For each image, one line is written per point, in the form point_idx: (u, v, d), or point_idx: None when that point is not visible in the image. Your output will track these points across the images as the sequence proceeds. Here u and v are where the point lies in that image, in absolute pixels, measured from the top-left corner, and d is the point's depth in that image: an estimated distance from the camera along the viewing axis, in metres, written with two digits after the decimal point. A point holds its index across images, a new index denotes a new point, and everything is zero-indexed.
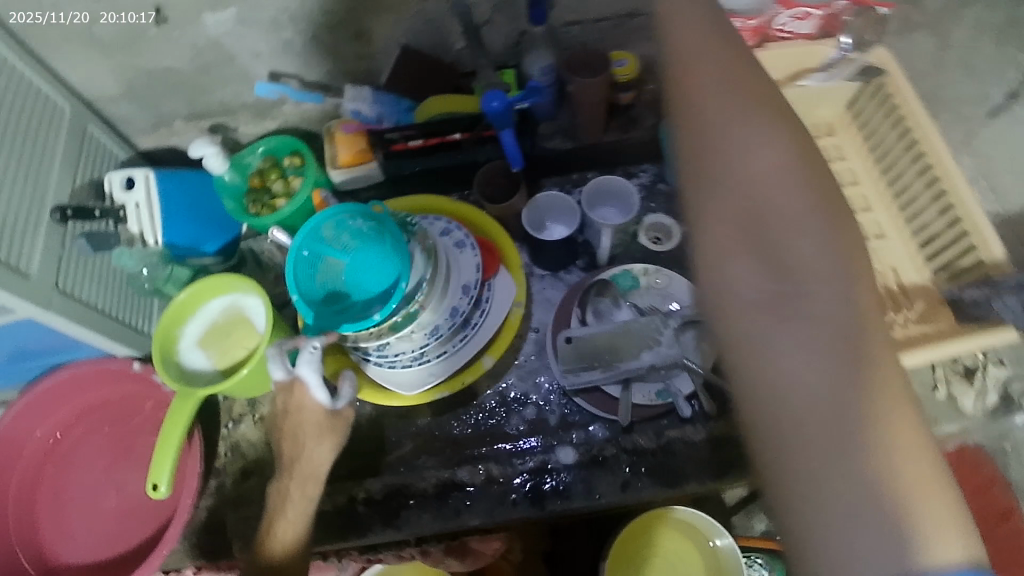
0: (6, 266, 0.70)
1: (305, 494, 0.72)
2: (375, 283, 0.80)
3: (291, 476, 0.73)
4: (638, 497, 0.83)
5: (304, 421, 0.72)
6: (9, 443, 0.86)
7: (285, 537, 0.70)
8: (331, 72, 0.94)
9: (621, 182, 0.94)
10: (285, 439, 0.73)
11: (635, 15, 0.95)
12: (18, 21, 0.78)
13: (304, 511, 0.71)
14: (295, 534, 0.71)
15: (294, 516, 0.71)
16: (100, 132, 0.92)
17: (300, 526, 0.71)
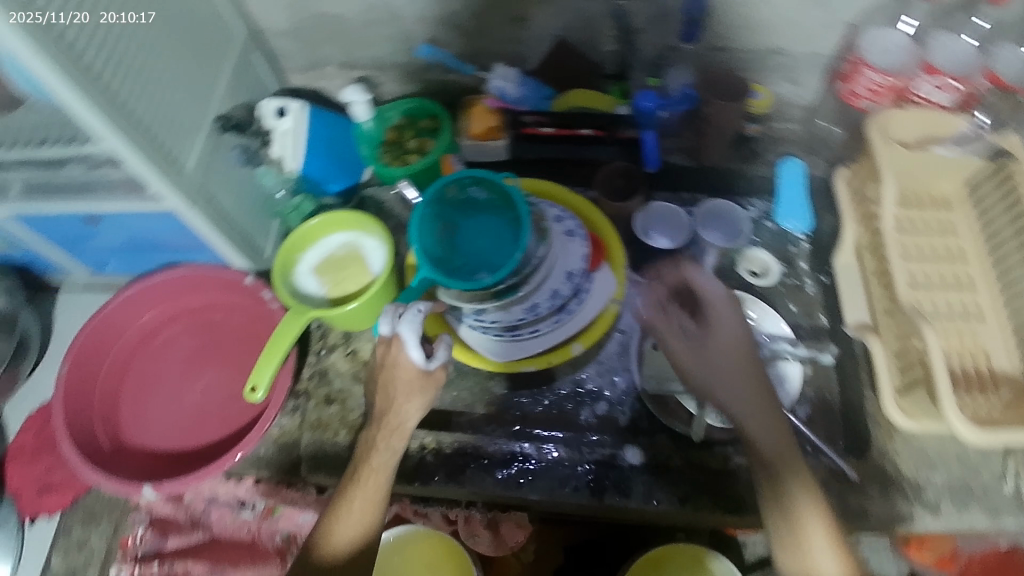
0: (163, 158, 0.74)
1: (388, 456, 0.75)
2: (487, 248, 0.83)
3: (380, 438, 0.76)
4: (694, 513, 0.83)
5: (397, 376, 0.76)
6: (113, 323, 0.91)
7: (355, 500, 0.73)
8: (481, 49, 0.97)
9: (732, 208, 0.97)
10: (379, 390, 0.77)
11: (779, 54, 0.96)
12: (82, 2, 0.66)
13: (381, 477, 0.74)
14: (370, 500, 0.74)
15: (373, 481, 0.74)
16: (259, 62, 0.97)
17: (376, 492, 0.74)
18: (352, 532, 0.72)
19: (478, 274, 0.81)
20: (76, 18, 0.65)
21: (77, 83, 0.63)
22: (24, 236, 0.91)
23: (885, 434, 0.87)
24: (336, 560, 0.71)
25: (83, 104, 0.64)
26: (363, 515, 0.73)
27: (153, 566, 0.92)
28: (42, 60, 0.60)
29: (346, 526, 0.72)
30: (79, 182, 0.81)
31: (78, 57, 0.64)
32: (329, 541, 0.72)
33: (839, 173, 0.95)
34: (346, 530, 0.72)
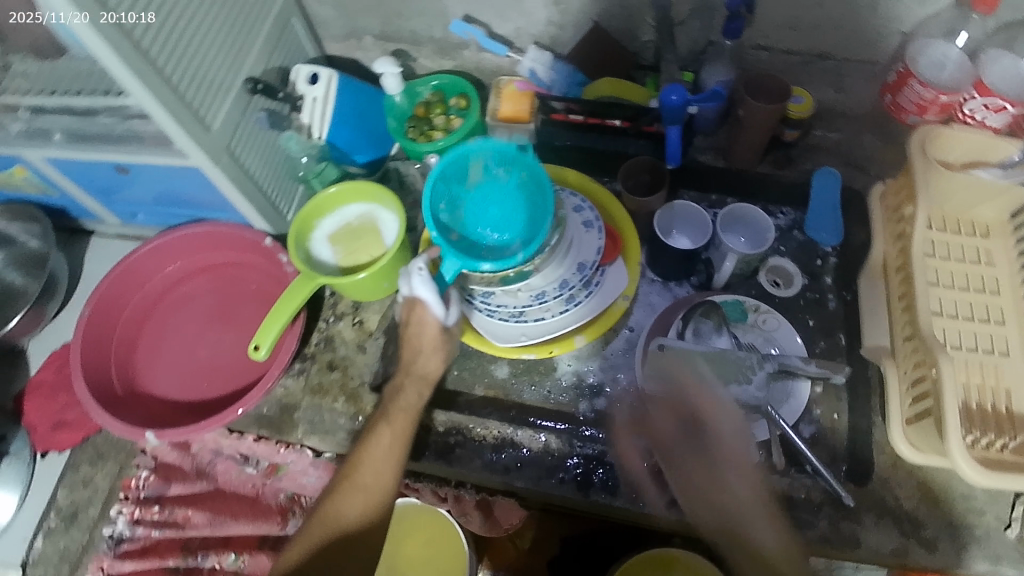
0: (193, 114, 0.76)
1: (418, 395, 0.77)
2: (511, 210, 0.82)
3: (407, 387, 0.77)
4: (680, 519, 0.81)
5: (422, 336, 0.76)
6: (138, 272, 0.94)
7: (383, 435, 0.73)
8: (519, 30, 0.95)
9: (760, 215, 0.92)
10: (408, 345, 0.78)
11: (824, 58, 0.93)
12: (108, 21, 0.64)
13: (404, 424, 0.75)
14: (395, 442, 0.73)
15: (399, 421, 0.75)
16: (300, 26, 0.98)
17: (396, 436, 0.74)
18: (376, 471, 0.71)
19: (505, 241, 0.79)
20: (136, 12, 0.68)
21: (122, 54, 0.66)
22: (60, 180, 0.95)
23: (888, 462, 0.85)
24: (360, 502, 0.70)
25: (125, 74, 0.67)
26: (387, 456, 0.72)
27: (153, 509, 0.96)
28: (90, 33, 0.63)
29: (369, 466, 0.71)
30: (112, 132, 0.83)
31: (126, 30, 0.67)
32: (355, 484, 0.70)
33: (874, 189, 0.93)
34: (370, 471, 0.71)
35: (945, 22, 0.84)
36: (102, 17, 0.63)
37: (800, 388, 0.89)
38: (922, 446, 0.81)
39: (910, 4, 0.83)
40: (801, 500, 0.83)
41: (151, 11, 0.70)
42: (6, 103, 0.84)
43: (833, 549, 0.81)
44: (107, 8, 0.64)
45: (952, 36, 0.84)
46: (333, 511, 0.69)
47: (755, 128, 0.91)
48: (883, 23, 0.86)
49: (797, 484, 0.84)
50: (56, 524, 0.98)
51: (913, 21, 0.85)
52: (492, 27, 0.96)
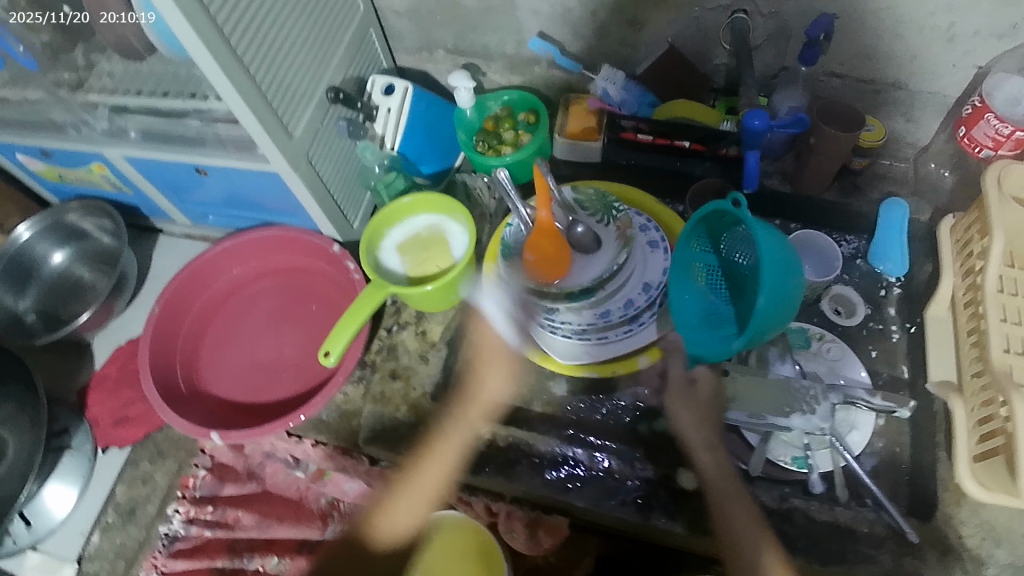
0: (277, 119, 0.77)
1: (459, 446, 0.84)
2: (788, 284, 0.69)
3: (443, 445, 0.84)
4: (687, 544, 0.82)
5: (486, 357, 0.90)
6: (208, 271, 0.96)
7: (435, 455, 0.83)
8: (591, 49, 0.96)
9: (826, 242, 0.94)
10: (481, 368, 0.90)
11: (898, 88, 0.92)
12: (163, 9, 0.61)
13: (444, 480, 0.82)
14: (426, 499, 0.81)
15: (442, 468, 0.82)
16: (375, 38, 0.99)
17: (430, 491, 0.81)
18: (402, 522, 0.81)
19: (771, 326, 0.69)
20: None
21: (216, 54, 0.67)
22: (136, 178, 0.97)
23: (952, 500, 0.83)
24: (386, 546, 0.83)
25: (215, 73, 0.68)
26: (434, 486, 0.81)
27: (207, 509, 0.97)
28: (188, 29, 0.64)
29: (389, 527, 0.83)
30: (192, 134, 0.85)
31: (222, 32, 0.68)
32: (370, 542, 0.84)
33: (942, 222, 0.93)
34: (390, 525, 0.83)
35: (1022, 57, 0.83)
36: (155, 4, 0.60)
37: (865, 421, 0.88)
38: (990, 485, 0.78)
39: (988, 38, 0.82)
40: (865, 533, 0.81)
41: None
42: (90, 100, 0.86)
43: None
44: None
45: None
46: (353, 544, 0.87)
47: (828, 155, 0.91)
48: (958, 56, 0.85)
49: (860, 517, 0.82)
50: (112, 520, 0.99)
51: (991, 55, 0.84)
52: (565, 45, 0.96)
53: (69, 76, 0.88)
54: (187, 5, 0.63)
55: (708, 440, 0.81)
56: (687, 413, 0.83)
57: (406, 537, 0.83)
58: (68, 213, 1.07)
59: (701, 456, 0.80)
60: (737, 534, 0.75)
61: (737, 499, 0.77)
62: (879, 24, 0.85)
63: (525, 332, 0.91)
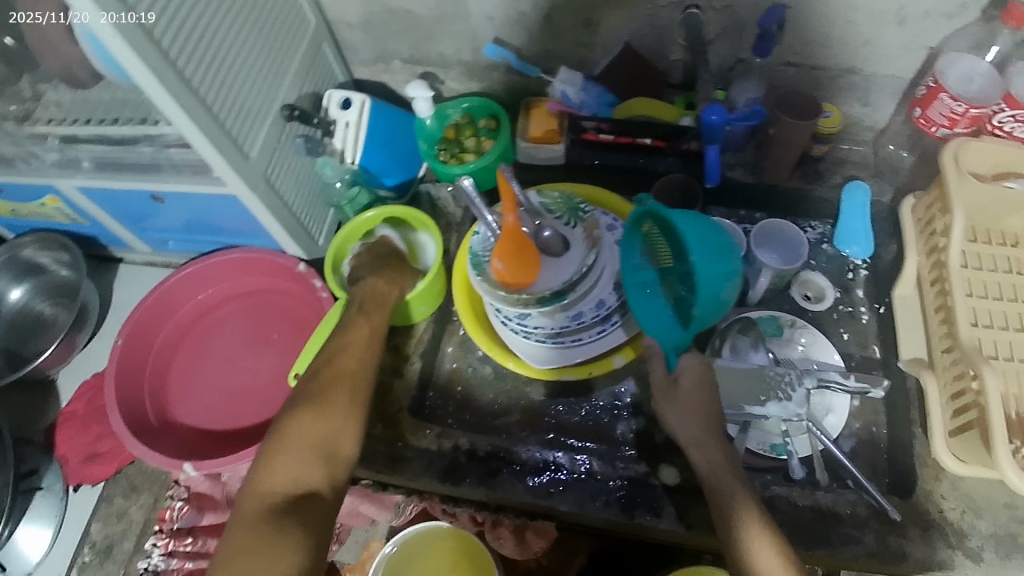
0: (231, 140, 0.76)
1: (363, 344, 0.75)
2: (722, 244, 0.72)
3: (355, 331, 0.76)
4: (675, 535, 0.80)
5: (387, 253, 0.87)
6: (172, 299, 0.95)
7: (350, 336, 0.76)
8: (548, 52, 0.96)
9: (792, 230, 0.94)
10: (377, 263, 0.86)
11: (852, 73, 0.93)
12: (114, 23, 0.60)
13: (365, 370, 0.73)
14: (349, 400, 0.70)
15: (358, 353, 0.74)
16: (329, 51, 0.98)
17: (352, 390, 0.71)
18: (336, 431, 0.67)
19: (731, 294, 0.70)
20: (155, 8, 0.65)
21: (163, 80, 0.66)
22: (91, 209, 0.95)
23: (931, 475, 0.84)
24: (313, 466, 0.64)
25: (163, 97, 0.67)
26: (357, 362, 0.73)
27: (186, 540, 0.94)
28: (131, 55, 0.62)
29: (306, 440, 0.65)
30: (146, 160, 0.83)
31: (168, 57, 0.67)
32: (280, 466, 0.64)
33: (904, 202, 0.93)
34: (320, 431, 0.66)
35: (973, 36, 0.84)
36: (107, 20, 0.59)
37: (841, 403, 0.88)
38: (965, 457, 0.80)
39: (937, 19, 0.83)
40: (847, 516, 0.81)
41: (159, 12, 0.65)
42: (37, 133, 0.84)
43: (882, 566, 0.79)
44: (121, 7, 0.61)
45: (978, 50, 0.85)
46: (269, 484, 0.63)
47: (788, 144, 0.92)
48: (910, 38, 0.87)
49: (842, 500, 0.82)
50: (90, 559, 0.98)
51: (941, 36, 0.86)
52: (521, 49, 0.96)
53: (15, 108, 0.85)
54: (128, 31, 0.61)
55: (699, 436, 0.72)
56: (672, 412, 0.74)
57: (341, 451, 0.66)
58: (23, 248, 1.04)
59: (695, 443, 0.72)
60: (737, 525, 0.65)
61: (734, 489, 0.68)
62: (832, 12, 0.86)
63: (499, 338, 0.91)
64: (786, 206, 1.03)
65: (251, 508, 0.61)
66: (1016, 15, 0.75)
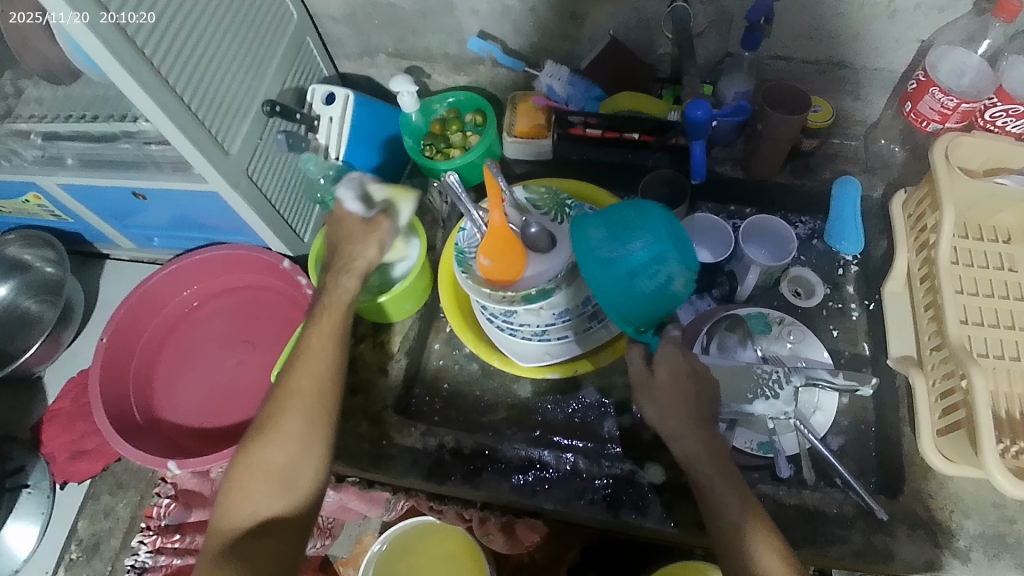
0: (213, 139, 0.76)
1: (323, 355, 0.68)
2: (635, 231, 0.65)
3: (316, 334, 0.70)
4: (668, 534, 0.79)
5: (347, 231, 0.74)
6: (157, 296, 0.94)
7: (312, 344, 0.70)
8: (534, 46, 0.95)
9: (782, 226, 0.92)
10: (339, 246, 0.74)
11: (842, 67, 0.92)
12: (108, 21, 0.61)
13: (325, 382, 0.67)
14: (305, 425, 0.65)
15: (317, 361, 0.68)
16: (313, 44, 0.98)
17: (308, 410, 0.66)
18: (295, 458, 0.64)
19: (643, 287, 0.65)
20: (136, 12, 0.64)
21: (143, 81, 0.66)
22: (74, 206, 0.95)
23: (919, 474, 0.83)
24: (269, 497, 0.63)
25: (147, 99, 0.67)
26: (315, 373, 0.68)
27: (174, 537, 0.94)
28: (106, 54, 0.62)
29: (260, 472, 0.64)
30: (128, 157, 0.82)
31: (145, 57, 0.66)
32: (237, 498, 0.63)
33: (895, 197, 0.92)
34: (274, 461, 0.64)
35: (965, 28, 0.83)
36: (101, 19, 0.60)
37: (828, 401, 0.88)
38: (952, 456, 0.79)
39: (929, 11, 0.82)
40: (834, 515, 0.80)
41: (138, 18, 0.65)
42: (19, 130, 0.83)
43: (868, 565, 0.78)
44: (107, 7, 0.61)
45: (971, 43, 0.84)
46: (229, 518, 0.63)
47: (776, 141, 0.91)
48: (900, 31, 0.85)
49: (828, 499, 0.81)
50: (77, 556, 0.99)
51: (933, 29, 0.85)
52: (507, 43, 0.95)
53: None
54: (103, 32, 0.61)
55: (679, 428, 0.68)
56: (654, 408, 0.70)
57: (298, 478, 0.64)
58: (8, 245, 1.04)
59: (672, 434, 0.68)
60: (724, 519, 0.64)
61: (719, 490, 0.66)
62: (821, 4, 0.84)
63: (484, 335, 0.90)
64: (776, 201, 1.03)
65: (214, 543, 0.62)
66: (1007, 9, 0.74)
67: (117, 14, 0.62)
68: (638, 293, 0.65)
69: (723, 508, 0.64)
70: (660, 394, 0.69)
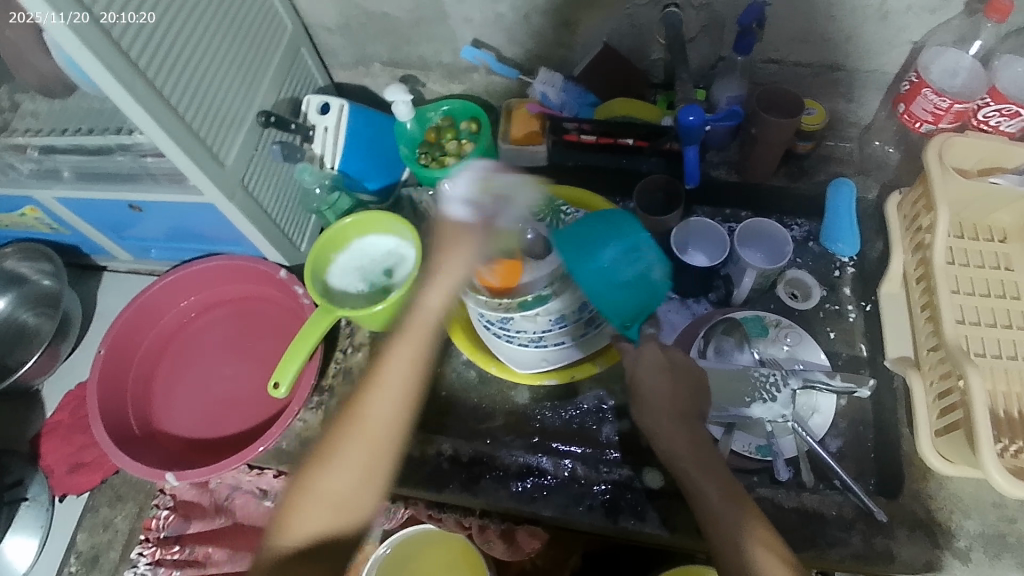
0: (208, 149, 0.76)
1: (403, 379, 0.65)
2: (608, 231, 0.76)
3: (398, 356, 0.66)
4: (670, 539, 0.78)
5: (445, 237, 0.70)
6: (155, 307, 0.95)
7: (395, 366, 0.66)
8: (528, 53, 0.95)
9: (779, 230, 0.92)
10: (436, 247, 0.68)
11: (834, 70, 0.93)
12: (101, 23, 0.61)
13: (402, 412, 0.65)
14: (373, 455, 0.64)
15: (397, 387, 0.65)
16: (309, 55, 0.98)
17: (381, 441, 0.64)
18: (356, 488, 0.63)
19: (625, 274, 0.72)
20: (135, 12, 0.66)
21: (138, 87, 0.66)
22: (71, 218, 0.95)
23: (918, 475, 0.83)
24: (326, 524, 0.63)
25: (143, 106, 0.67)
26: (393, 401, 0.65)
27: (173, 549, 0.95)
28: (100, 69, 0.62)
29: (321, 495, 0.63)
30: (124, 170, 0.82)
31: (140, 62, 0.66)
32: (296, 518, 0.63)
33: (890, 199, 0.93)
34: (337, 487, 0.63)
35: (957, 29, 0.83)
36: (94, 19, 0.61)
37: (827, 403, 0.87)
38: (951, 456, 0.79)
39: (920, 13, 0.82)
40: (833, 517, 0.80)
41: (138, 17, 0.66)
42: (15, 144, 0.83)
43: (869, 567, 0.78)
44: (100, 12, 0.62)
45: (963, 44, 0.84)
46: (286, 534, 0.63)
47: (769, 144, 0.91)
48: (893, 33, 0.86)
49: (827, 501, 0.81)
50: (76, 568, 0.99)
51: (925, 30, 0.85)
52: (501, 51, 0.96)
53: None
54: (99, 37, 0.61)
55: (678, 435, 0.68)
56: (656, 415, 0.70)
57: (358, 508, 0.64)
58: (5, 258, 1.04)
59: (667, 439, 0.68)
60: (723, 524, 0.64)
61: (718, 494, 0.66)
62: (812, 8, 0.85)
63: (481, 341, 0.90)
64: (771, 204, 1.03)
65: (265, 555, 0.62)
66: (999, 8, 0.74)
67: (118, 14, 0.63)
68: (623, 281, 0.72)
69: (719, 512, 0.64)
70: (655, 398, 0.70)
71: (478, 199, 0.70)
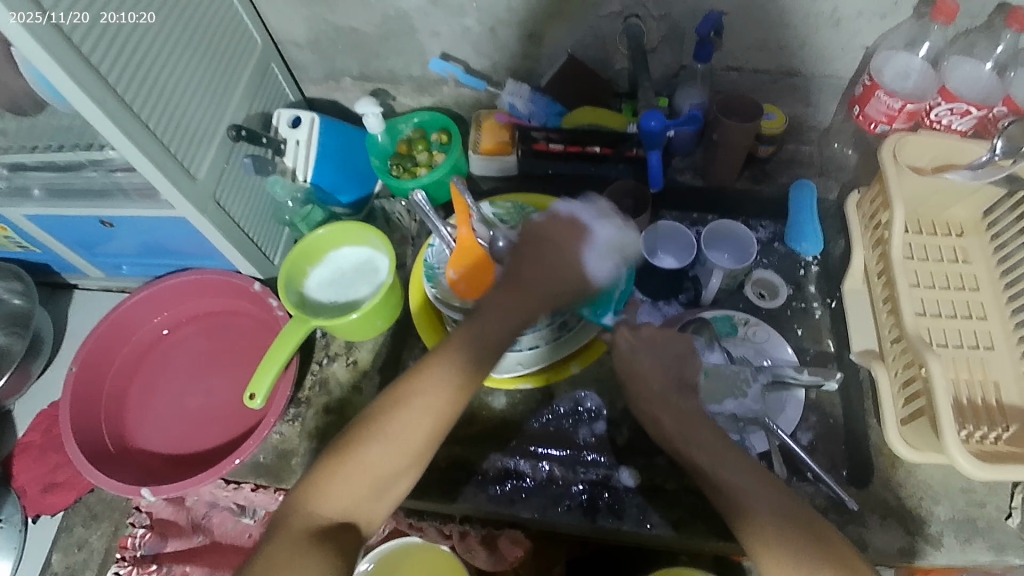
0: (179, 164, 0.77)
1: (463, 373, 0.65)
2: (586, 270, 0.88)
3: (457, 349, 0.65)
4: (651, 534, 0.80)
5: (560, 252, 0.69)
6: (129, 323, 0.94)
7: (456, 360, 0.65)
8: (496, 65, 0.98)
9: (744, 232, 0.94)
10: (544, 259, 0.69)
11: (792, 76, 0.96)
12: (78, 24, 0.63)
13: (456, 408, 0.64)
14: (424, 443, 0.63)
15: (453, 380, 0.64)
16: (278, 70, 1.00)
17: (435, 428, 0.63)
18: (399, 469, 0.62)
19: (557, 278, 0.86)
20: (134, 12, 0.71)
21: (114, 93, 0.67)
22: (41, 236, 0.95)
23: (888, 463, 0.85)
24: (361, 498, 0.61)
25: (119, 115, 0.68)
26: (447, 394, 0.64)
27: (150, 568, 0.94)
28: (82, 71, 0.64)
29: (367, 467, 0.61)
30: (94, 186, 0.83)
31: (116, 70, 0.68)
32: (335, 489, 0.61)
33: (850, 198, 0.95)
34: (380, 465, 0.61)
35: (906, 33, 0.87)
36: (68, 21, 0.62)
37: (794, 398, 0.88)
38: (918, 444, 0.81)
39: (871, 18, 0.86)
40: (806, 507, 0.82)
41: (137, 17, 0.71)
42: None
43: None
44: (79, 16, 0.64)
45: (913, 47, 0.87)
46: (315, 502, 0.60)
47: (731, 148, 0.94)
48: (846, 38, 0.89)
49: (800, 492, 0.83)
50: None
51: (876, 35, 0.88)
52: (469, 63, 0.98)
53: None
54: (91, 36, 0.65)
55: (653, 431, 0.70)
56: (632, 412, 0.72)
57: (393, 486, 0.62)
58: None
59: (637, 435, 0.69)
60: None
61: None
62: (768, 15, 0.88)
63: None
64: (736, 208, 1.05)
65: (294, 523, 0.60)
66: (944, 11, 0.78)
67: (123, 15, 0.69)
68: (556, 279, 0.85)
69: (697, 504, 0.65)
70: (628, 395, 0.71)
71: (617, 258, 0.73)
